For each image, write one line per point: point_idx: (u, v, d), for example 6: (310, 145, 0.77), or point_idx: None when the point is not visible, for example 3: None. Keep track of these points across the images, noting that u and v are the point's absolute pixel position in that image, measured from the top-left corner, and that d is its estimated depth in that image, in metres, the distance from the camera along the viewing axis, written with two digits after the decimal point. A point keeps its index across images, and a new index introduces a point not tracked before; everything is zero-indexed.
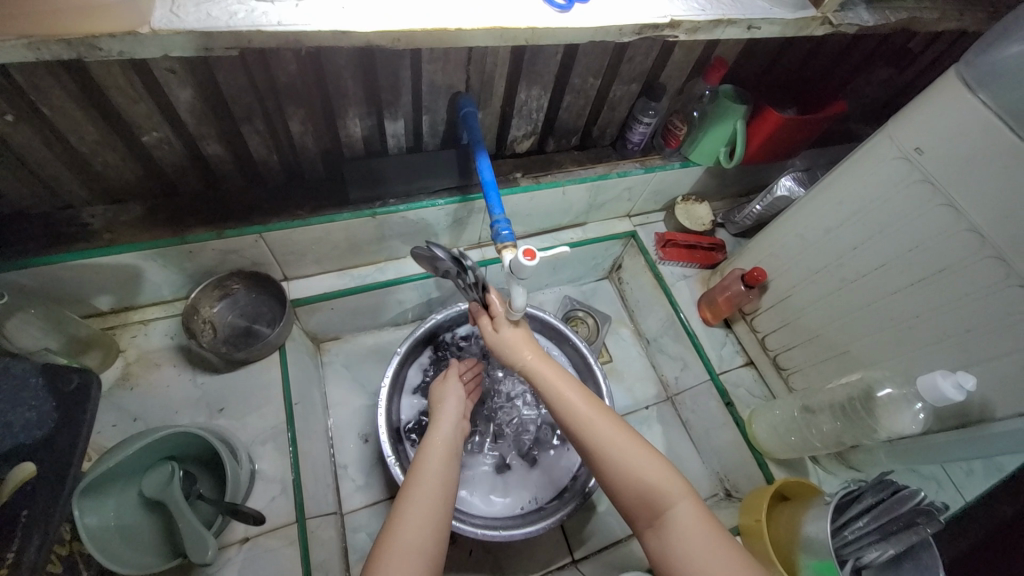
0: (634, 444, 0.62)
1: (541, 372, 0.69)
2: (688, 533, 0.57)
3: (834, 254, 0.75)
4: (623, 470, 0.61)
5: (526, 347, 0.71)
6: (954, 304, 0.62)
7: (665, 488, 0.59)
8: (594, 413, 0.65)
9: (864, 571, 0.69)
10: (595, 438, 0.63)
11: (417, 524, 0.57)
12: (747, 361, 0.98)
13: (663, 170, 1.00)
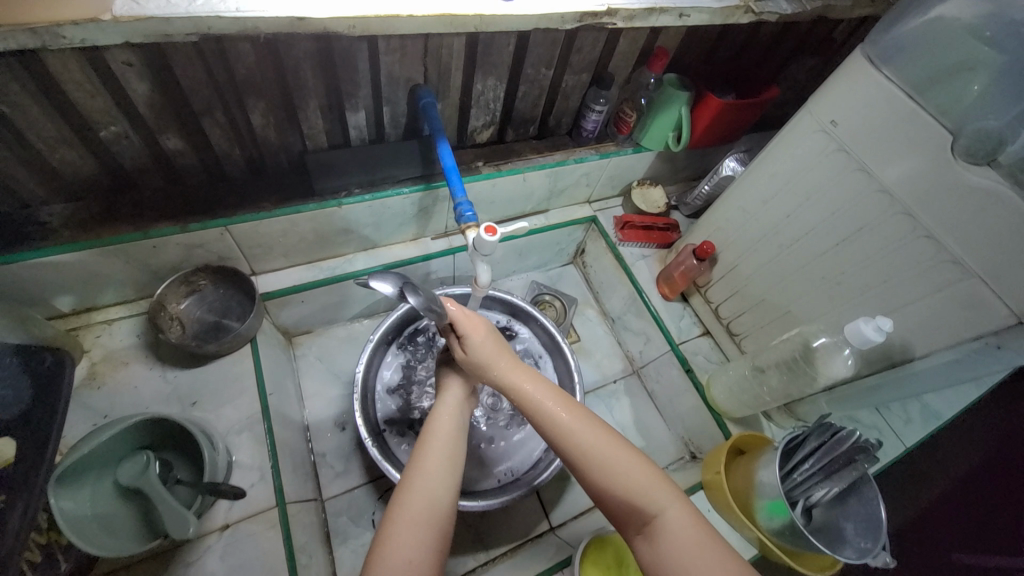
0: (624, 452, 0.61)
1: (524, 381, 0.65)
2: (681, 538, 0.55)
3: (771, 224, 0.82)
4: (614, 481, 0.59)
5: (505, 359, 0.66)
6: (874, 259, 0.69)
7: (654, 498, 0.58)
8: (581, 422, 0.63)
9: (814, 509, 0.76)
10: (584, 446, 0.61)
11: (414, 519, 0.56)
12: (704, 331, 1.04)
13: (617, 155, 1.06)
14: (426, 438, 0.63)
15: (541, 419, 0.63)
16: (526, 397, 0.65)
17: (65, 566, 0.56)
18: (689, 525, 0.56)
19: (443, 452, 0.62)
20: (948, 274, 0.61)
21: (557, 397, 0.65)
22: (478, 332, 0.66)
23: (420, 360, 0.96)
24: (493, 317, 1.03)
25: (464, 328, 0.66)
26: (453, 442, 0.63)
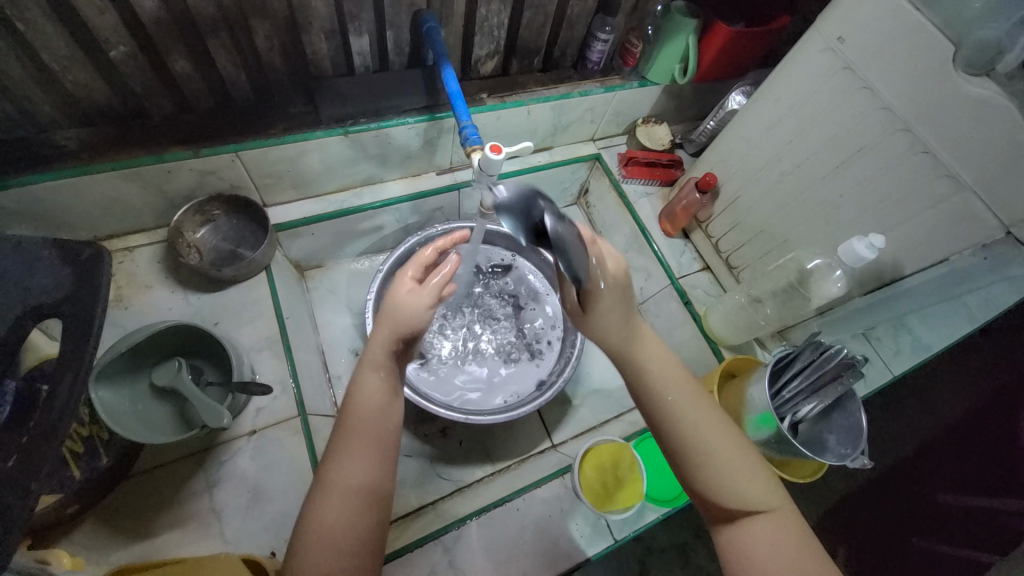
0: (734, 444, 0.57)
1: (636, 345, 0.61)
2: (765, 537, 0.53)
3: (774, 151, 0.83)
4: (715, 468, 0.56)
5: (628, 324, 0.61)
6: (872, 179, 0.70)
7: (755, 493, 0.55)
8: (695, 402, 0.59)
9: (800, 425, 0.81)
10: (692, 428, 0.57)
11: (334, 525, 0.50)
12: (704, 267, 1.06)
13: (623, 88, 1.05)
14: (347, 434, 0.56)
15: (650, 392, 0.59)
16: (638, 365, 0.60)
17: (106, 460, 0.62)
18: (778, 529, 0.54)
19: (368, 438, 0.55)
20: (942, 187, 0.63)
21: (675, 371, 0.60)
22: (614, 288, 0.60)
23: None
24: (496, 253, 1.06)
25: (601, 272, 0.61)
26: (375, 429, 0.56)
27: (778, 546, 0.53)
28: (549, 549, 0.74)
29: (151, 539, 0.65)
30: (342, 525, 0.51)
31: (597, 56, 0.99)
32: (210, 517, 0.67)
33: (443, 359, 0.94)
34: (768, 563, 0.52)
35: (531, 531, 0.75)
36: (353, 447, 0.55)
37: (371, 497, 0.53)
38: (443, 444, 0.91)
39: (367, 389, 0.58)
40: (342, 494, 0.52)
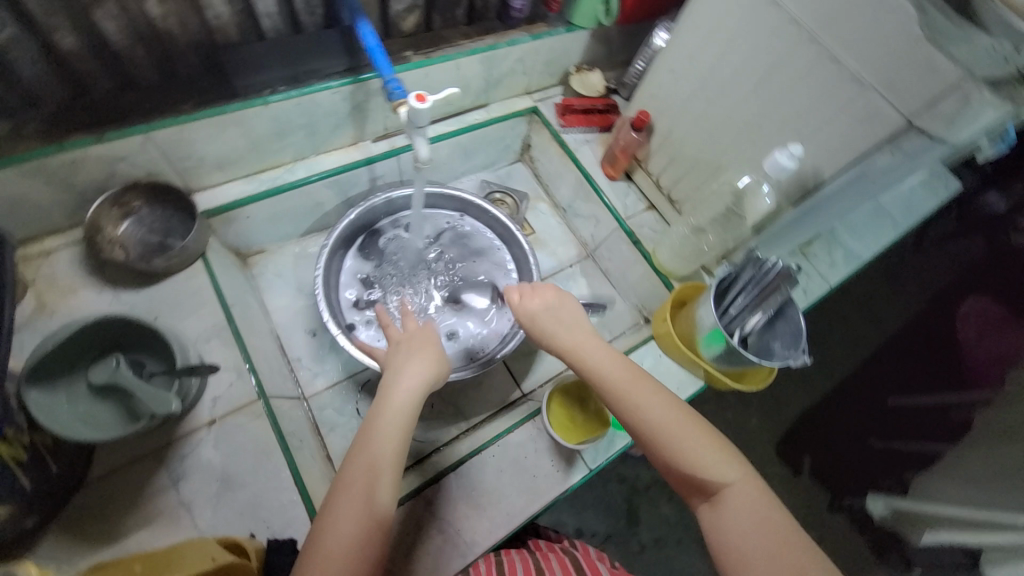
0: (697, 432, 0.59)
1: (580, 338, 0.68)
2: (730, 515, 0.56)
3: (700, 81, 0.85)
4: (679, 452, 0.58)
5: (567, 327, 0.70)
6: (789, 94, 0.73)
7: (721, 472, 0.57)
8: (646, 394, 0.62)
9: (749, 338, 0.86)
10: (643, 415, 0.60)
11: (340, 537, 0.53)
12: (649, 207, 1.08)
13: (549, 35, 1.04)
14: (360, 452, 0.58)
15: (597, 382, 0.64)
16: (584, 359, 0.66)
17: (54, 468, 0.59)
18: (743, 507, 0.56)
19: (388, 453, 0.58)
20: (849, 92, 0.66)
21: (627, 369, 0.64)
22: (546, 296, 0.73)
23: (380, 264, 0.99)
24: (446, 216, 1.05)
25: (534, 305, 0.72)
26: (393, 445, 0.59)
27: (741, 521, 0.55)
28: (527, 488, 0.77)
29: (120, 541, 0.62)
30: (347, 535, 0.53)
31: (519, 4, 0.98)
32: (180, 510, 0.65)
33: None
34: (733, 542, 0.54)
35: (507, 474, 0.78)
36: (359, 464, 0.57)
37: (382, 508, 0.56)
38: None
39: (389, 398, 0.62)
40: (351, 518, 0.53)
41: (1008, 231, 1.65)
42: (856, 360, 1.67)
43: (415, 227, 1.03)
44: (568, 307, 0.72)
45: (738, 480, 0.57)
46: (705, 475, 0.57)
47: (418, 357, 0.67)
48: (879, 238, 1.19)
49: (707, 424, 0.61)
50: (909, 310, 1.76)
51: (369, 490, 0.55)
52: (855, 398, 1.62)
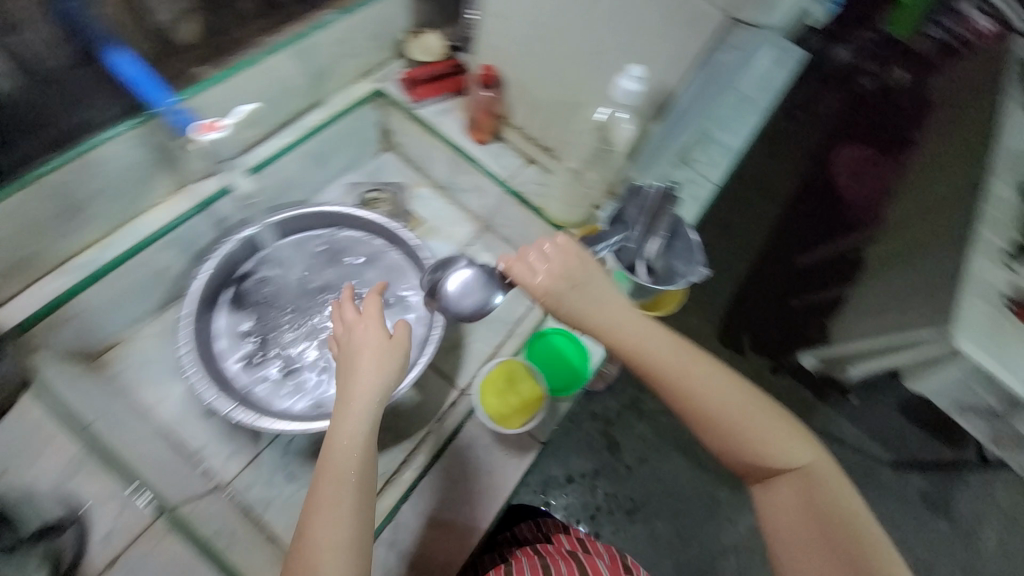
0: (775, 426, 0.63)
1: (627, 322, 0.64)
2: (789, 497, 0.62)
3: (530, 20, 0.80)
4: (755, 445, 0.62)
5: (595, 304, 0.64)
6: (614, 12, 0.70)
7: (794, 460, 0.63)
8: (725, 395, 0.62)
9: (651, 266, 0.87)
10: (725, 413, 0.62)
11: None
12: (528, 161, 1.02)
13: (360, 6, 0.92)
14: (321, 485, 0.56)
15: (659, 378, 0.63)
16: (646, 353, 0.63)
17: None
18: (808, 490, 0.62)
19: (351, 480, 0.56)
20: None
21: (708, 369, 0.63)
22: (570, 267, 0.65)
23: (263, 310, 0.88)
24: (319, 235, 0.94)
25: (571, 293, 0.64)
26: (354, 467, 0.57)
27: (802, 506, 0.61)
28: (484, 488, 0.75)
29: None
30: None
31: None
32: None
33: (311, 369, 0.86)
34: (795, 525, 0.61)
35: (460, 483, 0.76)
36: (322, 500, 0.55)
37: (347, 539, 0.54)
38: None
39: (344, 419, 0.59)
40: (316, 549, 0.52)
41: (860, 76, 2.05)
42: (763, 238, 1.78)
43: (290, 258, 0.92)
44: (592, 276, 0.65)
45: (808, 466, 0.63)
46: (777, 461, 0.62)
47: (366, 357, 0.63)
48: (745, 125, 1.25)
49: (778, 410, 0.65)
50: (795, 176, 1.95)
51: (335, 516, 0.54)
52: (768, 269, 1.79)
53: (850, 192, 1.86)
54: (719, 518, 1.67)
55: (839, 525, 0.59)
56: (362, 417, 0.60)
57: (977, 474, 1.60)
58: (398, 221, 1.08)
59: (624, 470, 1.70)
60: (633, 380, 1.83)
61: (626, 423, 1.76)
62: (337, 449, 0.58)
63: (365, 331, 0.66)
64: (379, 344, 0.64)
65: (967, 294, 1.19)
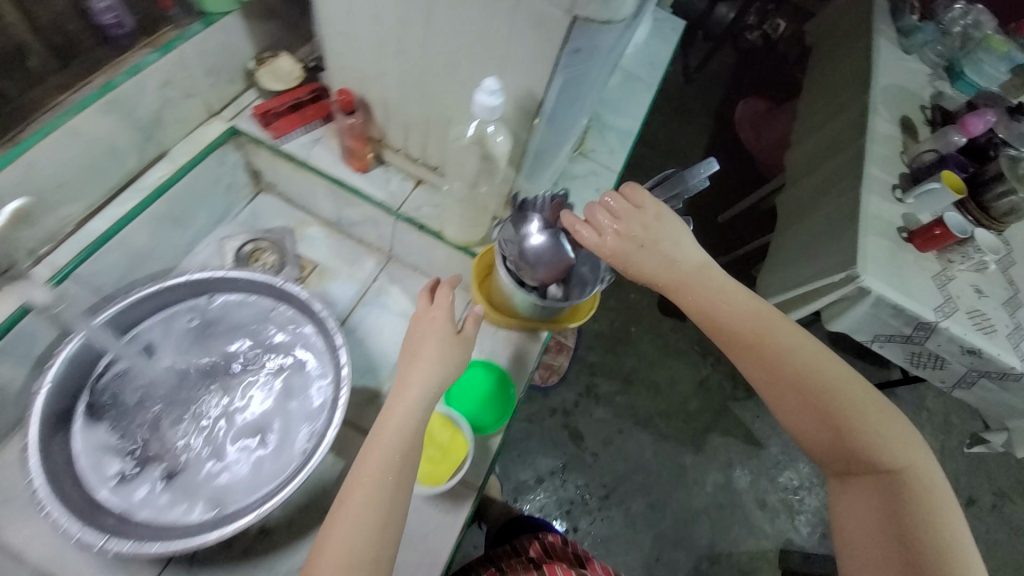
0: (879, 415, 0.64)
1: (699, 286, 0.69)
2: (866, 499, 0.63)
3: (373, 37, 0.71)
4: (850, 427, 0.63)
5: (659, 259, 0.69)
6: (460, 21, 0.62)
7: (898, 457, 0.62)
8: (826, 371, 0.65)
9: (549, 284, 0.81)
10: (823, 384, 0.64)
11: (345, 543, 0.54)
12: (416, 182, 0.95)
13: (182, 40, 0.79)
14: (371, 456, 0.59)
15: (741, 344, 0.68)
16: (728, 319, 0.68)
17: None
18: (889, 496, 0.62)
19: (399, 459, 0.59)
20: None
21: (813, 348, 0.66)
22: (635, 228, 0.69)
23: (132, 410, 0.77)
24: (186, 307, 0.83)
25: (660, 256, 0.69)
26: (401, 449, 0.60)
27: (877, 508, 0.62)
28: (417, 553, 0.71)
29: None
30: (348, 540, 0.54)
31: (112, 17, 0.74)
32: None
33: (201, 466, 0.76)
34: (877, 520, 0.62)
35: None
36: (369, 469, 0.58)
37: (384, 511, 0.57)
38: (272, 538, 0.77)
39: (400, 400, 0.63)
40: (352, 512, 0.56)
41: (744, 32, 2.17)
42: None
43: (155, 342, 0.80)
44: (665, 235, 0.69)
45: (901, 472, 0.62)
46: (862, 454, 0.63)
47: (426, 346, 0.67)
48: (637, 106, 1.23)
49: (883, 406, 0.65)
50: (701, 138, 2.04)
51: (373, 492, 0.57)
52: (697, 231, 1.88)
53: (755, 144, 1.91)
54: (687, 483, 1.68)
55: (914, 538, 0.58)
56: (419, 399, 0.63)
57: (906, 393, 1.72)
58: (286, 271, 0.96)
59: (589, 458, 1.67)
60: (584, 366, 1.80)
61: (585, 410, 1.73)
62: (386, 426, 0.61)
63: (429, 323, 0.69)
64: (443, 335, 0.67)
65: (862, 232, 1.23)
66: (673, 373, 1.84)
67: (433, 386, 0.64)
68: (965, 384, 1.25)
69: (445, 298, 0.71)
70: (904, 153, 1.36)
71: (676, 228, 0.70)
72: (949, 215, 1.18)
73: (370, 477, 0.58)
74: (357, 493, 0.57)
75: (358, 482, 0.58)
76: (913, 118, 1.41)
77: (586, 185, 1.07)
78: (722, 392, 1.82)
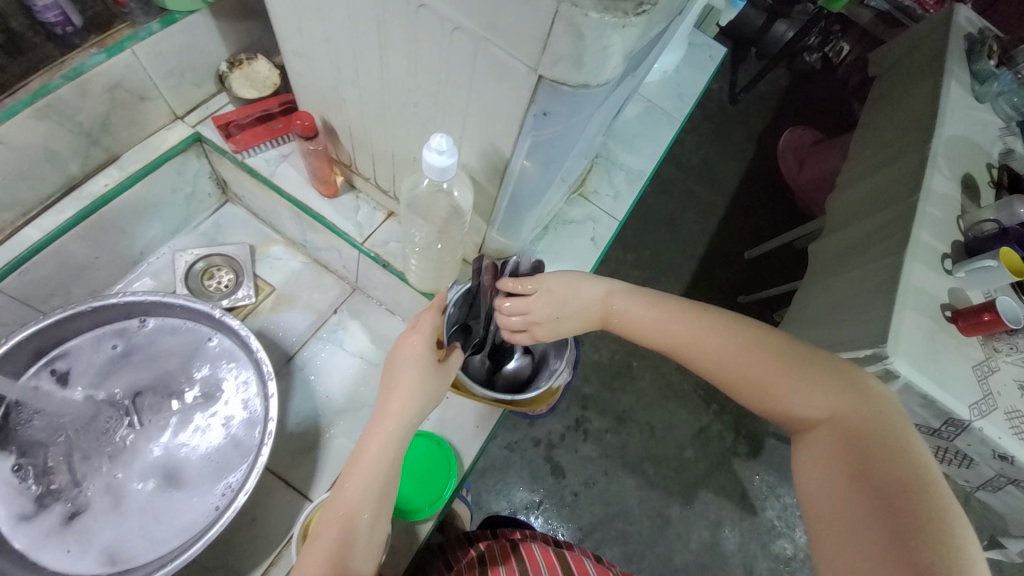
0: (800, 367, 0.55)
1: (609, 301, 0.65)
2: (823, 455, 0.51)
3: (330, 62, 0.62)
4: (774, 392, 0.55)
5: (575, 312, 0.65)
6: (416, 62, 0.53)
7: (826, 403, 0.53)
8: (736, 341, 0.58)
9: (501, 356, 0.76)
10: (733, 362, 0.58)
11: None
12: (388, 213, 0.85)
13: (134, 41, 0.72)
14: (345, 490, 0.53)
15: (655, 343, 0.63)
16: (636, 319, 0.63)
17: None
18: (839, 450, 0.50)
19: (376, 495, 0.53)
20: (464, 46, 0.47)
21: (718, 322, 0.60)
22: (541, 303, 0.64)
23: (40, 442, 0.70)
24: (113, 331, 0.76)
25: (567, 305, 0.65)
26: (380, 484, 0.53)
27: (832, 470, 0.50)
28: None
29: None
30: None
31: (56, 15, 0.67)
32: None
33: (107, 510, 0.70)
34: (832, 480, 0.50)
35: None
36: (339, 506, 0.52)
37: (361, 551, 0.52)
38: None
39: (376, 431, 0.55)
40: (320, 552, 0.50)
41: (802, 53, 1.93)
42: (704, 241, 1.61)
43: (77, 366, 0.74)
44: (566, 290, 0.65)
45: (838, 417, 0.52)
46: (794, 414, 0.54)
47: (402, 374, 0.56)
48: (656, 144, 1.10)
49: (805, 357, 0.56)
50: (741, 164, 1.76)
51: (346, 531, 0.51)
52: (722, 265, 1.59)
53: (796, 180, 1.67)
54: (667, 538, 1.27)
55: (875, 488, 0.46)
56: (402, 426, 0.55)
57: None
58: (240, 289, 0.90)
59: (569, 499, 1.26)
60: (575, 395, 1.37)
61: (571, 445, 1.31)
62: (362, 459, 0.54)
63: (407, 349, 0.58)
64: (425, 367, 0.57)
65: (898, 306, 0.92)
66: (672, 416, 1.39)
67: (417, 414, 0.56)
68: (993, 489, 0.99)
69: (431, 321, 0.59)
70: (961, 218, 1.08)
71: (572, 277, 0.65)
72: (1001, 299, 0.89)
73: (344, 514, 0.52)
74: (326, 530, 0.52)
75: (331, 519, 0.52)
76: (977, 177, 1.13)
77: (579, 235, 0.95)
78: (723, 444, 1.38)
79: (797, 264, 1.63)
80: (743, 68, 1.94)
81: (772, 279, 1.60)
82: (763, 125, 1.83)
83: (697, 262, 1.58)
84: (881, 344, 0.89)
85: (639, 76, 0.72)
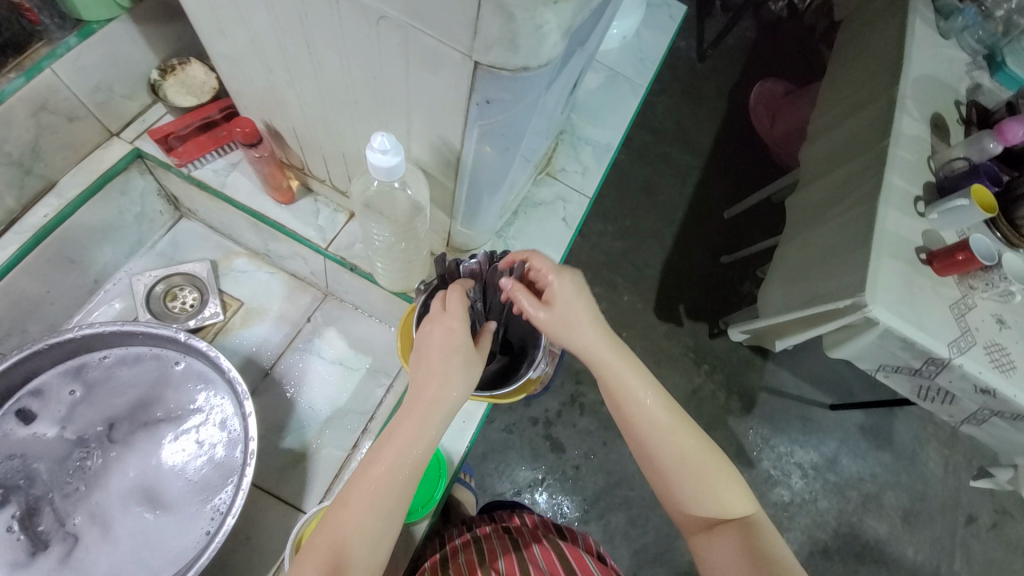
0: (721, 470, 0.55)
1: (609, 354, 0.57)
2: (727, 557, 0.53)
3: (261, 64, 0.58)
4: (694, 489, 0.54)
5: (591, 325, 0.57)
6: (348, 57, 0.49)
7: (736, 507, 0.54)
8: (674, 433, 0.55)
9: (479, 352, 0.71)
10: (671, 451, 0.54)
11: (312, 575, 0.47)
12: (350, 214, 0.82)
13: (54, 59, 0.67)
14: (370, 477, 0.50)
15: (623, 408, 0.56)
16: (624, 381, 0.56)
17: None
18: (752, 547, 0.53)
19: (400, 489, 0.50)
20: (392, 36, 0.44)
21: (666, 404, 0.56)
22: (567, 287, 0.58)
23: (19, 488, 0.69)
24: (72, 368, 0.74)
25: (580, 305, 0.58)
26: (402, 480, 0.51)
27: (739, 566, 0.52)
28: None
29: None
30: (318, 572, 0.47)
31: None
32: None
33: (97, 546, 0.69)
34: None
35: None
36: (360, 496, 0.50)
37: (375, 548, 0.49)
38: None
39: (409, 419, 0.52)
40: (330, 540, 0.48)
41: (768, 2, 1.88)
42: (682, 204, 1.60)
43: (42, 407, 0.72)
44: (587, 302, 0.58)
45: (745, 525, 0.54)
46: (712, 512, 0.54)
47: (438, 358, 0.54)
48: (621, 114, 1.07)
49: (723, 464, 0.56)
50: (714, 122, 1.73)
51: (362, 521, 0.49)
52: (704, 227, 1.58)
53: (769, 134, 1.65)
54: None
55: None
56: (431, 420, 0.52)
57: None
58: (206, 308, 0.88)
59: (571, 473, 1.28)
60: (569, 371, 1.37)
61: (567, 421, 1.32)
62: (391, 449, 0.51)
63: (442, 335, 0.54)
64: (462, 356, 0.54)
65: (874, 254, 0.92)
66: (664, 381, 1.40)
67: (450, 407, 0.54)
68: (976, 422, 1.01)
69: (460, 305, 0.56)
70: (932, 157, 1.07)
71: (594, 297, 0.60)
72: (975, 238, 0.90)
73: (366, 508, 0.49)
74: (345, 517, 0.49)
75: (351, 507, 0.49)
76: (947, 116, 1.12)
77: (551, 216, 0.93)
78: (716, 403, 1.36)
79: (776, 219, 1.63)
80: (709, 23, 1.88)
81: (752, 237, 1.59)
82: (733, 81, 1.79)
83: (678, 227, 1.57)
84: (860, 293, 0.90)
85: (593, 46, 0.68)
